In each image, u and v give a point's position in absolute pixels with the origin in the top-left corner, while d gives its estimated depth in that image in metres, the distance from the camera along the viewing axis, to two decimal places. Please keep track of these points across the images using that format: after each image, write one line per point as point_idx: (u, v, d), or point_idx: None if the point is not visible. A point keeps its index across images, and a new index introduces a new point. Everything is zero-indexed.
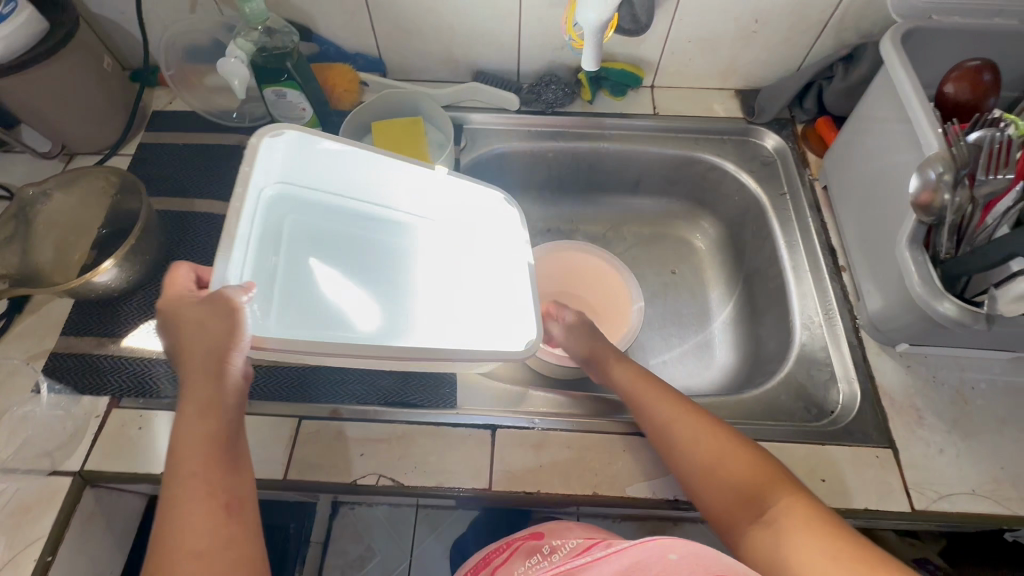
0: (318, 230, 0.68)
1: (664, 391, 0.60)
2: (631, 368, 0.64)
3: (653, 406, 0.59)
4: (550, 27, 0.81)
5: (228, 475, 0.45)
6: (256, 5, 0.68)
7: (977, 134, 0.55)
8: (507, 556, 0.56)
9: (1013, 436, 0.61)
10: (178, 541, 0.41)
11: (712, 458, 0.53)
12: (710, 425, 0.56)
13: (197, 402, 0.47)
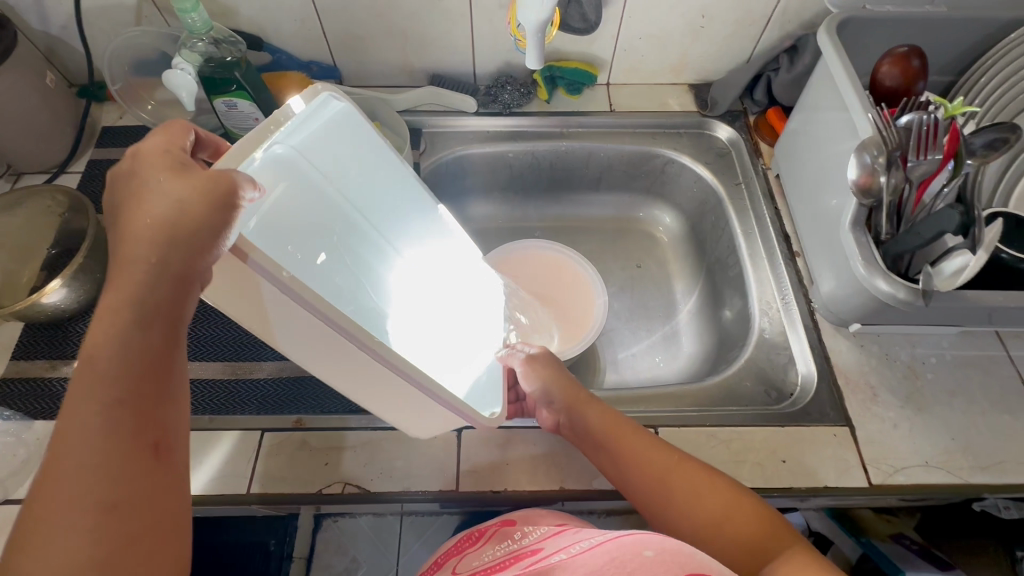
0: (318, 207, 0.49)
1: (647, 447, 0.54)
2: (608, 421, 0.57)
3: (639, 464, 0.53)
4: (500, 28, 0.82)
5: (158, 412, 0.33)
6: (197, 16, 0.66)
7: (907, 117, 0.57)
8: (478, 544, 0.56)
9: (963, 407, 0.63)
10: (76, 477, 0.30)
11: (708, 518, 0.48)
12: (702, 480, 0.51)
13: (145, 301, 0.34)
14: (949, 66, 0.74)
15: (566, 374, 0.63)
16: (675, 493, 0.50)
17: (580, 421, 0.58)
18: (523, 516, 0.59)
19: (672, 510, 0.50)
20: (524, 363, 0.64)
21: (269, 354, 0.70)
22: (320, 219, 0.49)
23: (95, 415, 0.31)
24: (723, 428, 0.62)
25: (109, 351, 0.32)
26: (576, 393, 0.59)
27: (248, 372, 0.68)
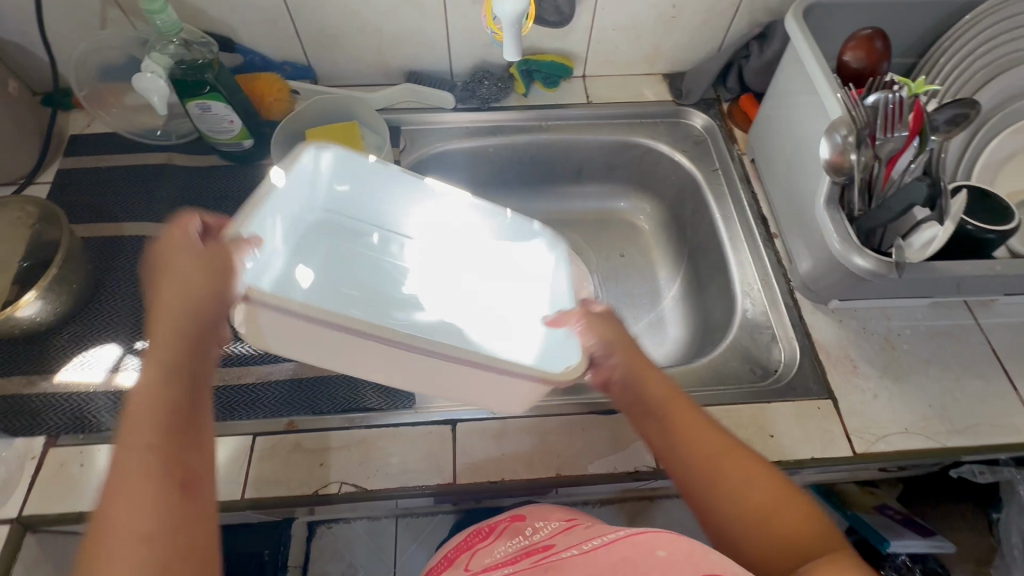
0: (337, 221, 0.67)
1: (700, 430, 0.48)
2: (665, 392, 0.51)
3: (681, 447, 0.48)
4: (474, 22, 0.82)
5: (191, 449, 0.38)
6: (167, 16, 0.65)
7: (873, 96, 0.58)
8: (489, 539, 0.55)
9: (938, 374, 0.66)
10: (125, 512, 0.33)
11: (750, 507, 0.44)
12: (756, 470, 0.46)
13: (172, 359, 0.41)
14: (911, 47, 0.76)
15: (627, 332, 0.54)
16: (723, 479, 0.46)
17: (634, 387, 0.52)
18: (532, 512, 0.58)
19: (716, 494, 0.45)
20: (583, 319, 0.53)
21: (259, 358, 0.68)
22: (337, 228, 0.67)
23: (141, 450, 0.36)
24: (712, 407, 0.64)
25: (145, 419, 0.37)
26: (638, 358, 0.52)
27: (237, 378, 0.66)
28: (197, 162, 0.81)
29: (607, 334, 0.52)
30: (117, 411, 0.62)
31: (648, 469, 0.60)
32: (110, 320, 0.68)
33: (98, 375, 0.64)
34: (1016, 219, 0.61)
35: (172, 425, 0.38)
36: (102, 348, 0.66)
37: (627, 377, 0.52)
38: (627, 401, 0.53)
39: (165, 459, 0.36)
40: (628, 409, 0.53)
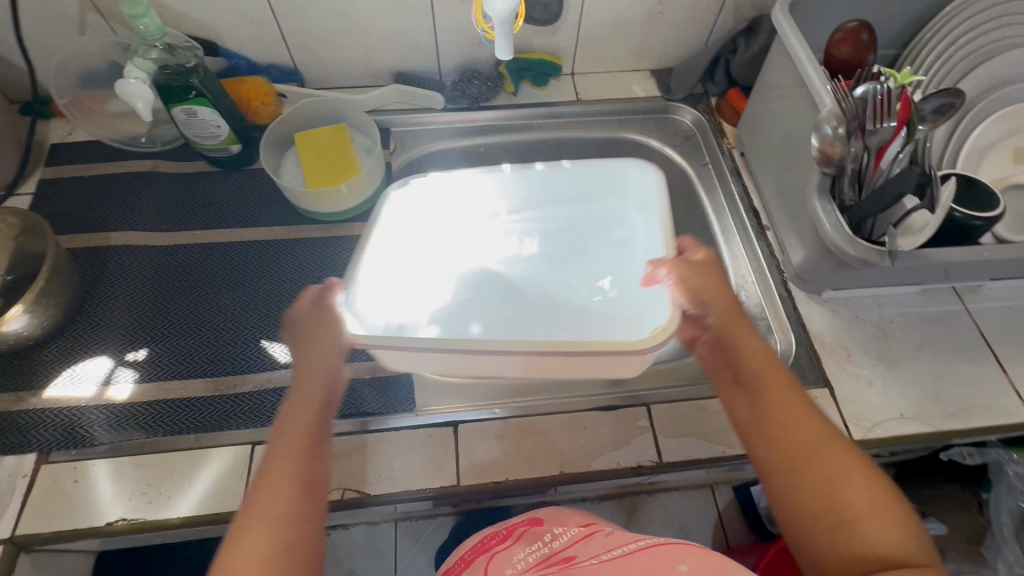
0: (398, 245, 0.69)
1: (792, 412, 0.46)
2: (761, 364, 0.50)
3: (765, 424, 0.47)
4: (462, 21, 0.81)
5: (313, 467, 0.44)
6: (150, 21, 0.64)
7: (862, 88, 0.59)
8: (507, 543, 0.54)
9: (930, 359, 0.67)
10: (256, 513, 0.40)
11: (840, 501, 0.41)
12: (851, 469, 0.43)
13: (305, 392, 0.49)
14: (893, 39, 0.78)
15: (729, 302, 0.54)
16: (813, 470, 0.43)
17: (731, 352, 0.52)
18: (549, 517, 0.59)
19: (803, 480, 0.43)
20: (673, 271, 0.56)
21: (254, 366, 0.66)
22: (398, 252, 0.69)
23: (281, 463, 0.43)
24: (711, 399, 0.64)
25: (279, 476, 0.42)
26: (730, 322, 0.53)
27: (233, 388, 0.64)
28: (184, 169, 0.80)
29: (705, 287, 0.54)
30: (110, 424, 0.61)
31: (650, 464, 0.61)
32: (100, 332, 0.67)
33: (89, 389, 0.63)
34: (1002, 205, 0.62)
35: (301, 485, 0.42)
36: (93, 361, 0.65)
37: (722, 328, 0.53)
38: (717, 364, 0.53)
39: (290, 516, 0.40)
40: (717, 375, 0.53)
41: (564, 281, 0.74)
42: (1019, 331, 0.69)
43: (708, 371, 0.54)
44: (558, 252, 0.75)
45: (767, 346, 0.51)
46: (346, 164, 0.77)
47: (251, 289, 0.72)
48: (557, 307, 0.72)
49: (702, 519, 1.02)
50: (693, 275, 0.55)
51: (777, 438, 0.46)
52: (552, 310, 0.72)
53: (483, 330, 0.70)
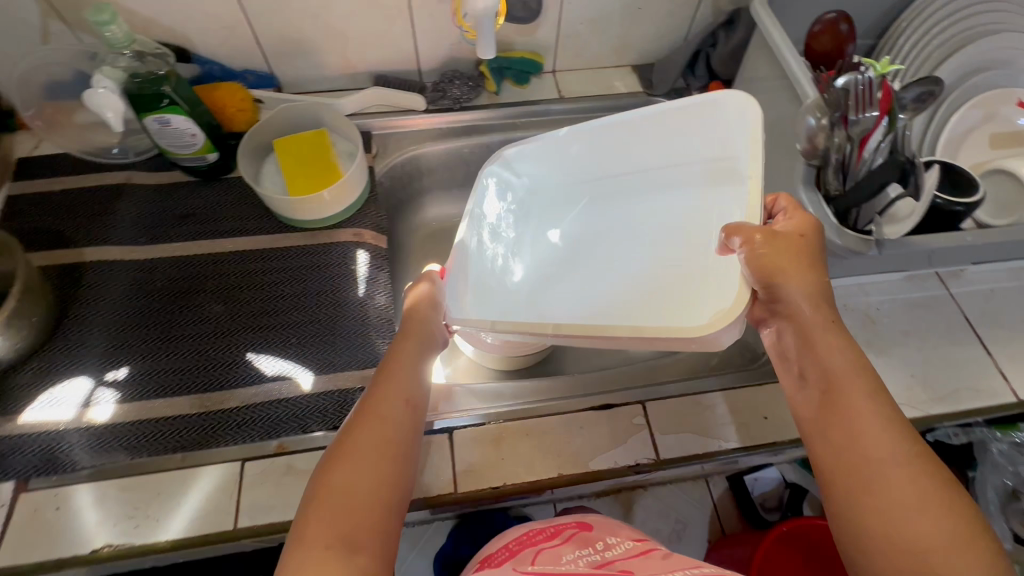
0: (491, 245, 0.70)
1: (872, 429, 0.42)
2: (844, 368, 0.45)
3: (832, 438, 0.43)
4: (441, 21, 0.80)
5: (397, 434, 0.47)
6: (117, 28, 0.62)
7: (843, 78, 0.59)
8: (554, 542, 0.55)
9: (917, 345, 0.68)
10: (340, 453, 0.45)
11: (898, 525, 0.38)
12: (930, 500, 0.39)
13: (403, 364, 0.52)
14: (867, 30, 0.79)
15: (820, 296, 0.47)
16: (878, 492, 0.40)
17: (808, 340, 0.46)
18: (598, 524, 0.60)
19: (864, 498, 0.40)
20: (747, 245, 0.48)
21: (241, 380, 0.64)
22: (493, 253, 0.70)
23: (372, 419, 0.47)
24: (705, 394, 0.65)
25: (380, 424, 0.46)
26: (807, 322, 0.47)
27: (220, 404, 0.63)
28: (159, 180, 0.78)
29: (782, 269, 0.47)
30: (92, 447, 0.59)
31: (648, 462, 0.60)
32: (77, 351, 0.64)
33: (68, 412, 0.61)
34: (981, 190, 0.63)
35: (377, 472, 0.44)
36: (72, 382, 0.62)
37: (789, 320, 0.48)
38: (815, 361, 0.46)
39: (385, 457, 0.45)
40: (789, 374, 0.49)
41: (660, 257, 0.65)
42: (1000, 314, 0.70)
43: (778, 368, 0.50)
44: (650, 224, 0.67)
45: (856, 349, 0.46)
46: (328, 170, 0.75)
47: (235, 301, 0.70)
48: (658, 287, 0.63)
49: (697, 511, 1.02)
50: (770, 251, 0.47)
51: (841, 456, 0.42)
52: (651, 295, 0.63)
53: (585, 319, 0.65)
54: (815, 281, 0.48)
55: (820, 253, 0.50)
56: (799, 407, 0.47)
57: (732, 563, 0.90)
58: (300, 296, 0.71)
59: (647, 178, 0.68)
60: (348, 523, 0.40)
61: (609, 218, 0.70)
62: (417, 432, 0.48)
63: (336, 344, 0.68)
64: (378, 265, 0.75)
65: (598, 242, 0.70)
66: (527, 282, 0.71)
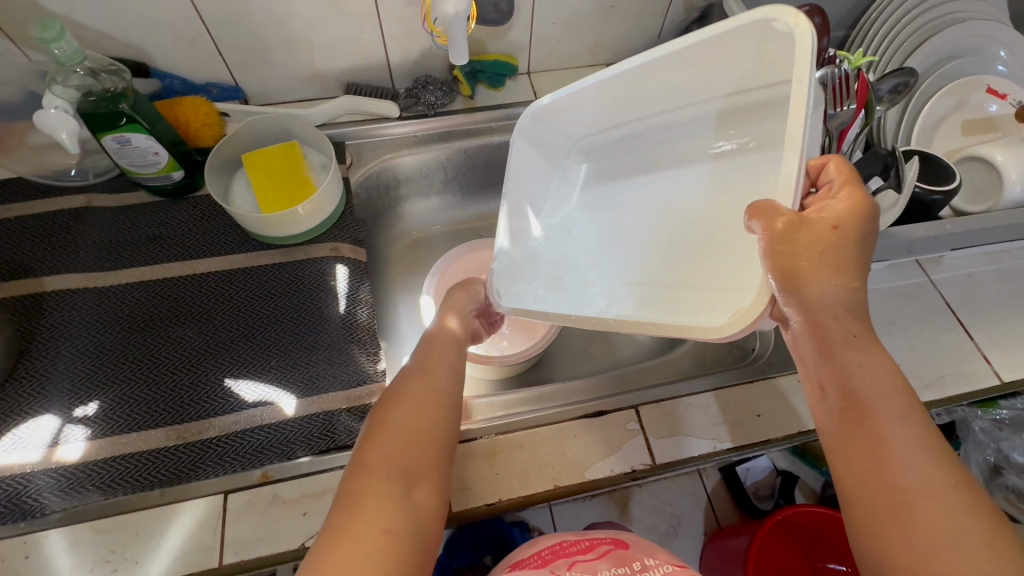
0: (526, 218, 0.65)
1: (901, 453, 0.39)
2: (871, 385, 0.41)
3: (856, 460, 0.41)
4: (410, 26, 0.78)
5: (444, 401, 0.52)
6: (65, 44, 0.58)
7: (820, 71, 0.58)
8: (589, 556, 0.54)
9: (902, 334, 0.69)
10: (396, 409, 0.49)
11: (935, 554, 0.37)
12: (963, 533, 0.37)
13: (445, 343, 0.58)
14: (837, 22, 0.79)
15: (848, 301, 0.42)
16: (910, 520, 0.38)
17: (828, 350, 0.42)
18: (636, 542, 0.57)
19: (898, 529, 0.38)
20: (764, 228, 0.42)
21: (219, 408, 0.61)
22: (529, 227, 0.65)
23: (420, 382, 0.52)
24: (699, 394, 0.64)
25: (428, 380, 0.53)
26: (830, 332, 0.42)
27: (198, 434, 0.60)
28: (122, 202, 0.74)
29: (797, 272, 0.41)
30: (61, 489, 0.56)
31: (644, 467, 0.60)
32: (41, 387, 0.61)
33: (34, 453, 0.57)
34: (958, 177, 0.63)
35: (425, 432, 0.48)
36: (37, 421, 0.59)
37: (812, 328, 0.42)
38: (841, 376, 0.42)
39: (433, 408, 0.50)
40: (808, 383, 0.45)
41: (702, 205, 0.59)
42: (980, 298, 0.71)
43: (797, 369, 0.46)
44: (687, 170, 0.61)
45: (887, 360, 0.42)
46: (302, 184, 0.73)
47: (211, 325, 0.67)
48: (688, 244, 0.58)
49: (692, 505, 1.03)
50: (787, 249, 0.41)
51: (867, 481, 0.40)
52: (697, 247, 0.57)
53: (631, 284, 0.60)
54: (841, 282, 0.42)
55: (857, 246, 0.43)
56: (819, 419, 0.44)
57: (729, 554, 0.90)
58: (279, 316, 0.68)
59: (678, 117, 0.59)
60: (404, 461, 0.46)
61: (637, 163, 0.65)
62: (456, 399, 0.53)
63: (318, 364, 0.65)
64: (358, 280, 0.73)
65: (632, 192, 0.65)
66: (567, 250, 0.65)
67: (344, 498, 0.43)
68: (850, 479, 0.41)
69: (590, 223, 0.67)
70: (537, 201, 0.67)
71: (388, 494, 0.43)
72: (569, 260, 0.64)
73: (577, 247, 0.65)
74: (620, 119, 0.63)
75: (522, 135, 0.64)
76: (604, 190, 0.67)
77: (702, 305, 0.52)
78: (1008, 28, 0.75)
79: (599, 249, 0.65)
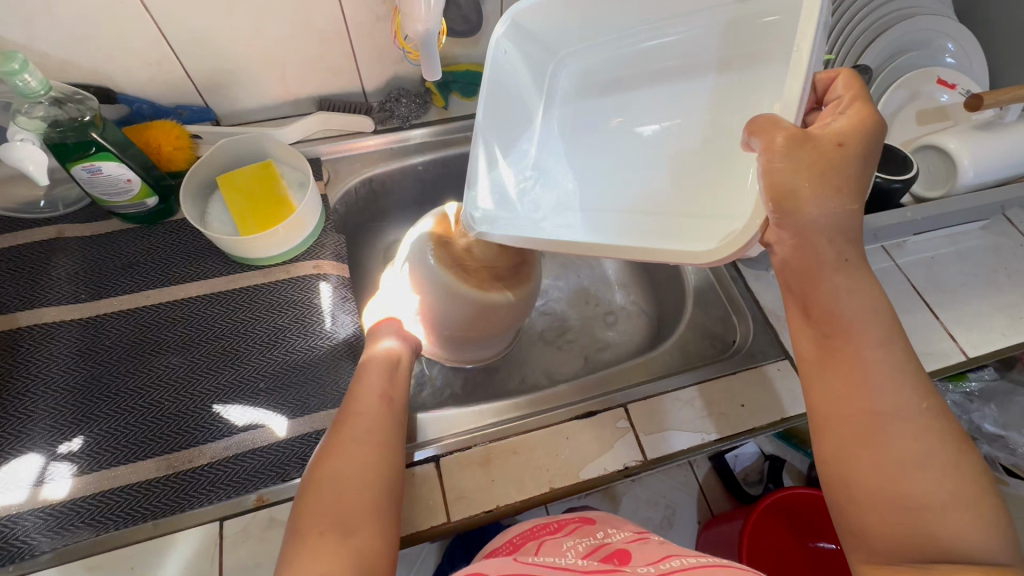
0: (514, 132, 0.65)
1: (880, 383, 0.43)
2: (856, 316, 0.44)
3: (838, 390, 0.44)
4: (382, 41, 0.78)
5: (382, 445, 0.52)
6: (30, 76, 0.57)
7: None
8: (556, 534, 0.57)
9: None
10: (332, 463, 0.49)
11: (895, 471, 0.41)
12: (927, 453, 0.41)
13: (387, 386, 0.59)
14: None
15: (846, 228, 0.43)
16: (882, 441, 0.42)
17: (813, 286, 0.44)
18: (601, 518, 0.62)
19: (869, 449, 0.42)
20: (765, 145, 0.42)
21: (208, 435, 0.61)
22: (514, 135, 0.65)
23: (357, 431, 0.53)
24: (684, 387, 0.66)
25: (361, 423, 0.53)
26: (821, 254, 0.43)
27: (188, 462, 0.59)
28: (95, 232, 0.73)
29: (796, 192, 0.42)
30: (49, 529, 0.55)
31: (637, 464, 0.61)
32: (19, 425, 0.59)
33: (19, 494, 0.56)
34: (914, 166, 0.66)
35: (366, 477, 0.49)
36: (18, 460, 0.57)
37: (805, 254, 0.44)
38: (831, 305, 0.44)
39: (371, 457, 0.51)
40: (793, 311, 0.47)
41: (696, 135, 0.57)
42: (944, 279, 0.75)
43: (782, 293, 0.48)
44: (671, 108, 0.60)
45: (875, 292, 0.44)
46: (280, 204, 0.72)
47: (195, 350, 0.66)
48: (679, 163, 0.57)
49: (683, 494, 1.06)
50: (788, 166, 0.42)
51: (847, 407, 0.43)
52: (684, 173, 0.56)
53: (617, 209, 0.59)
54: (840, 203, 0.43)
55: (860, 164, 0.43)
56: (799, 346, 0.47)
57: (723, 540, 0.92)
58: (267, 329, 0.69)
59: (655, 75, 0.61)
60: (347, 511, 0.45)
61: (611, 108, 0.64)
62: (395, 434, 0.55)
63: (307, 383, 0.65)
64: (340, 294, 0.73)
65: (613, 125, 0.63)
66: (552, 172, 0.64)
67: (289, 559, 0.42)
68: (833, 403, 0.44)
69: (572, 148, 0.65)
70: (522, 114, 0.66)
71: (327, 543, 0.42)
72: (551, 177, 0.64)
73: (560, 186, 0.63)
74: (597, 48, 0.65)
75: (504, 38, 0.65)
76: (590, 108, 0.65)
77: (690, 228, 0.51)
78: (953, 21, 0.78)
79: (585, 168, 0.63)
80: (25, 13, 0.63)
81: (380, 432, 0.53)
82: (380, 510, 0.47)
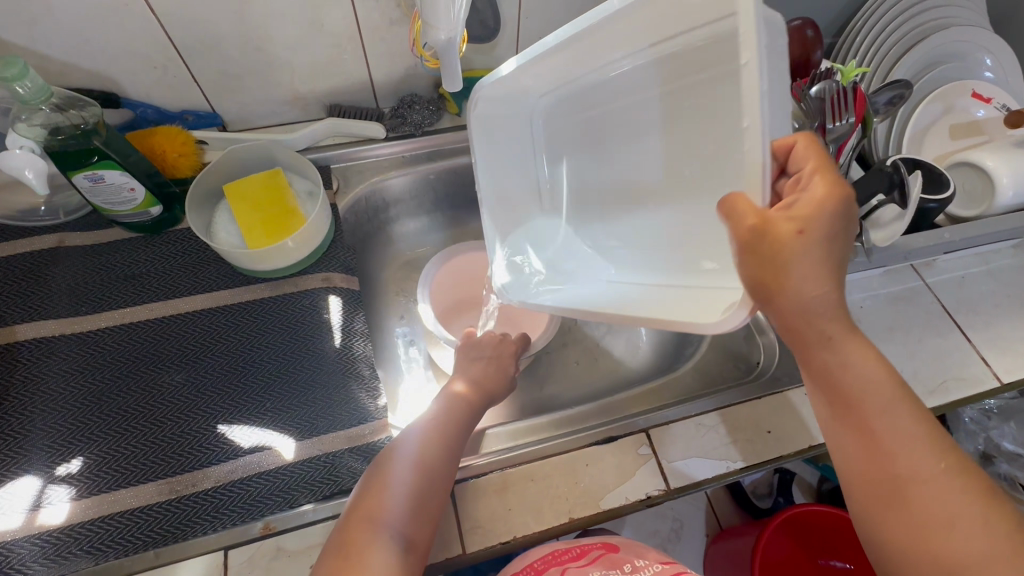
0: (532, 198, 0.66)
1: (892, 441, 0.41)
2: (856, 383, 0.41)
3: (849, 451, 0.43)
4: (396, 46, 0.76)
5: (451, 456, 0.55)
6: (31, 81, 0.54)
7: (816, 87, 0.62)
8: (580, 563, 0.55)
9: (904, 339, 0.69)
10: (398, 464, 0.52)
11: (925, 530, 0.39)
12: (954, 512, 0.39)
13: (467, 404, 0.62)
14: None
15: (824, 303, 0.40)
16: (907, 497, 0.40)
17: (823, 370, 0.42)
18: (624, 545, 0.59)
19: (893, 506, 0.41)
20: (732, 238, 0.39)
21: (212, 457, 0.58)
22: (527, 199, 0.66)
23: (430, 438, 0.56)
24: (708, 412, 0.64)
25: (437, 435, 0.56)
26: (802, 334, 0.41)
27: (191, 487, 0.56)
28: (97, 239, 0.70)
29: (766, 283, 0.39)
30: (45, 558, 0.52)
31: (659, 493, 0.59)
32: (16, 446, 0.57)
33: (15, 519, 0.53)
34: (950, 185, 0.63)
35: (431, 483, 0.52)
36: (16, 483, 0.55)
37: (790, 329, 0.41)
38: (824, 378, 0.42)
39: (443, 462, 0.54)
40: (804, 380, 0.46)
41: None
42: (974, 299, 0.72)
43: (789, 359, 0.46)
44: None
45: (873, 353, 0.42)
46: (289, 213, 0.70)
47: (198, 367, 0.64)
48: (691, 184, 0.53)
49: (693, 507, 1.03)
50: (751, 261, 0.39)
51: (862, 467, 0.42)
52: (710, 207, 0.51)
53: (634, 244, 0.58)
54: (812, 290, 0.39)
55: (824, 251, 0.39)
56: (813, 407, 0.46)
57: (732, 556, 0.90)
58: (269, 349, 0.66)
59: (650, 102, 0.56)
60: (407, 515, 0.49)
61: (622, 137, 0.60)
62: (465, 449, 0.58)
63: (314, 405, 0.63)
64: (350, 309, 0.70)
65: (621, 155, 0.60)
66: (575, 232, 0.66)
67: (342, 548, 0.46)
68: (851, 464, 0.43)
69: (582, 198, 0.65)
70: (533, 180, 0.66)
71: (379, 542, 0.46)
72: (572, 240, 0.66)
73: (586, 244, 0.64)
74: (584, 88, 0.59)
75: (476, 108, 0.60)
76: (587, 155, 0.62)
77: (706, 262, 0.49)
78: (989, 33, 0.76)
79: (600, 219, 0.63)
80: (27, 15, 0.60)
81: (450, 445, 0.56)
82: (433, 521, 0.51)
